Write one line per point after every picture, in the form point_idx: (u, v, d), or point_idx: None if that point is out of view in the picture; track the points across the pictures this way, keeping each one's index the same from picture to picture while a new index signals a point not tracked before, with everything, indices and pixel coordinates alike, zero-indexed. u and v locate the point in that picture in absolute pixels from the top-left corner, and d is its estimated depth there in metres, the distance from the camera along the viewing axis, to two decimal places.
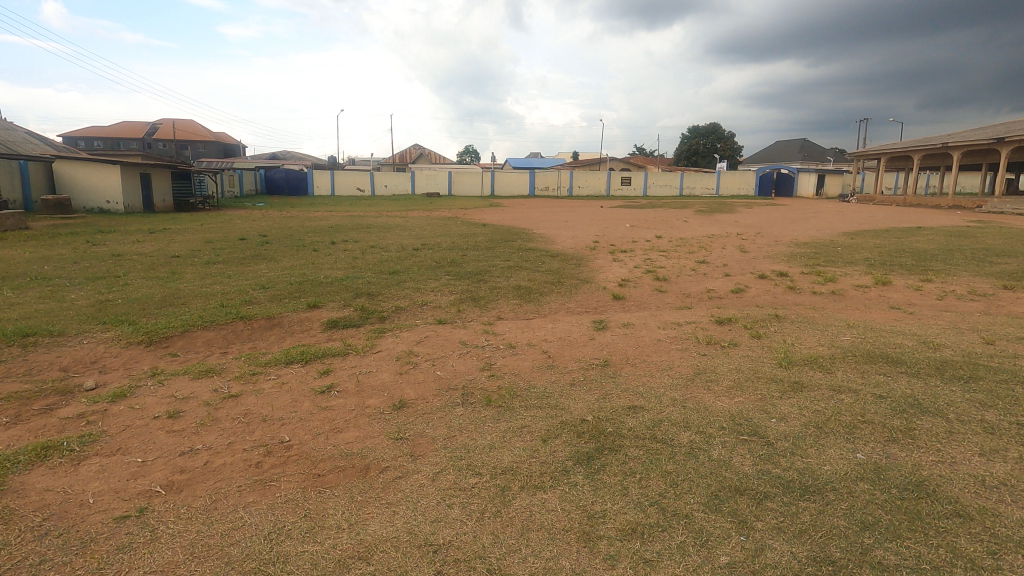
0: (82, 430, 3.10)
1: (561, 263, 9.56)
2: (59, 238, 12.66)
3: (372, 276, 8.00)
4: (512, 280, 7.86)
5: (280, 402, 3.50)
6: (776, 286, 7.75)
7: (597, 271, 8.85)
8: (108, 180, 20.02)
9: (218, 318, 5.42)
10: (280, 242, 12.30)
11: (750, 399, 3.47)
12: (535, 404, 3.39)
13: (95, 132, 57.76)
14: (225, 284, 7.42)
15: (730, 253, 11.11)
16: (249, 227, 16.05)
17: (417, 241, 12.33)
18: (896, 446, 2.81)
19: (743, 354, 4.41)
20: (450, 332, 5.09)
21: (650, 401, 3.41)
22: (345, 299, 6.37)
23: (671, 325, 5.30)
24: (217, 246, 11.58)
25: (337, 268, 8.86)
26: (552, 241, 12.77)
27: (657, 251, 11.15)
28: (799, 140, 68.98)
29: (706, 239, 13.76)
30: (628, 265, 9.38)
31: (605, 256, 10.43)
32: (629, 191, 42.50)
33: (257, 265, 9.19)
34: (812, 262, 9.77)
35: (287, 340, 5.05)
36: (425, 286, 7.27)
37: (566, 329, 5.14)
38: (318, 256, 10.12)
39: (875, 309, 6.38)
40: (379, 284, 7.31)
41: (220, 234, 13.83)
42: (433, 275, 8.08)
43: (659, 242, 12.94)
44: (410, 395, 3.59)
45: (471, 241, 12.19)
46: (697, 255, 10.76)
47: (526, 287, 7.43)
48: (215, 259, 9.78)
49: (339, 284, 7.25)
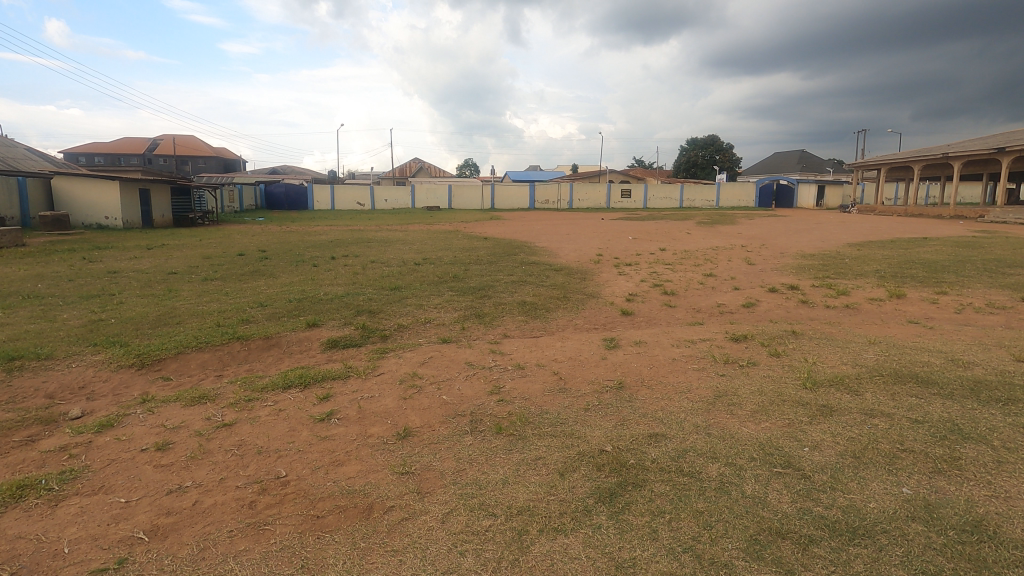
0: (63, 465, 2.89)
1: (567, 277, 9.38)
2: (56, 255, 12.51)
3: (373, 292, 7.82)
4: (517, 295, 7.68)
5: (277, 431, 3.27)
6: (788, 299, 7.56)
7: (603, 285, 8.66)
8: (108, 195, 19.93)
9: (214, 338, 5.23)
10: (279, 257, 12.13)
11: (778, 424, 3.26)
12: (548, 433, 3.17)
13: (96, 149, 57.99)
14: (222, 302, 7.22)
15: (736, 266, 10.93)
16: (249, 242, 15.90)
17: (418, 255, 12.16)
18: (944, 480, 2.59)
19: (763, 374, 4.19)
20: (455, 351, 4.88)
21: (672, 428, 3.19)
22: (345, 317, 6.17)
23: (685, 342, 5.10)
24: (216, 262, 11.41)
25: (337, 284, 8.67)
26: (556, 254, 12.61)
27: (663, 264, 10.98)
28: (798, 151, 69.20)
29: (711, 251, 13.59)
30: (634, 278, 9.21)
31: (611, 269, 10.25)
32: (628, 204, 42.53)
33: (256, 282, 9.00)
34: (821, 274, 9.59)
35: (284, 362, 4.84)
36: (428, 303, 7.07)
37: (576, 347, 4.93)
38: (318, 272, 9.95)
39: (892, 323, 6.18)
40: (380, 301, 7.12)
41: (219, 250, 13.66)
42: (436, 291, 7.89)
43: (663, 254, 12.79)
44: (415, 423, 3.38)
45: (474, 255, 12.03)
46: (704, 268, 10.58)
47: (532, 303, 7.24)
48: (214, 276, 9.60)
49: (339, 302, 7.06)
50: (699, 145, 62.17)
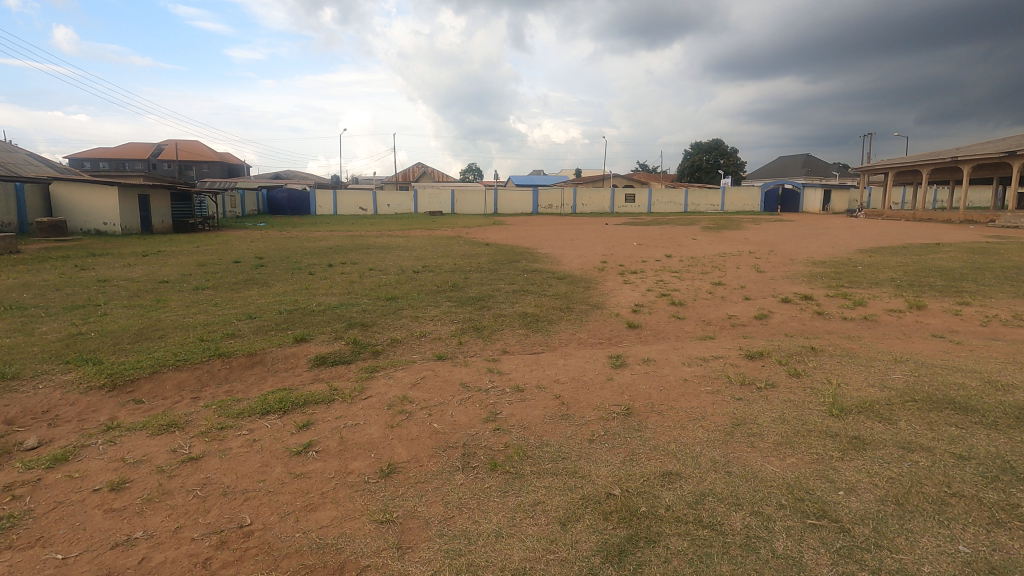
0: (2, 509, 2.57)
1: (570, 286, 9.05)
2: (48, 262, 12.26)
3: (368, 303, 7.51)
4: (518, 306, 7.35)
5: (248, 467, 2.95)
6: (803, 310, 7.19)
7: (608, 295, 8.33)
8: (106, 201, 19.74)
9: (194, 355, 4.91)
10: (276, 265, 11.86)
11: (805, 461, 2.91)
12: (549, 470, 2.84)
13: (100, 154, 58.14)
14: (210, 313, 6.92)
15: (745, 274, 10.57)
16: (246, 249, 15.65)
17: (418, 263, 11.86)
18: (1005, 534, 2.24)
19: (784, 399, 3.85)
20: (449, 370, 4.54)
21: (687, 465, 2.86)
22: (336, 331, 5.85)
23: (696, 360, 4.75)
24: (210, 270, 11.13)
25: (331, 293, 8.37)
26: (559, 261, 12.29)
27: (669, 272, 10.63)
28: (803, 155, 68.77)
29: (718, 258, 13.23)
30: (640, 288, 8.87)
31: (616, 278, 9.92)
32: (632, 208, 42.22)
33: (248, 291, 8.70)
34: (835, 283, 9.21)
35: (267, 382, 4.52)
36: (424, 314, 6.75)
37: (580, 366, 4.59)
38: (313, 281, 9.65)
39: (916, 338, 5.80)
40: (374, 312, 6.80)
41: (215, 257, 13.41)
42: (433, 301, 7.57)
43: (669, 261, 12.44)
44: (401, 457, 3.05)
45: (475, 262, 11.71)
46: (712, 276, 10.22)
47: (533, 315, 6.90)
48: (205, 285, 9.31)
49: (331, 313, 6.75)
50: (703, 149, 61.88)
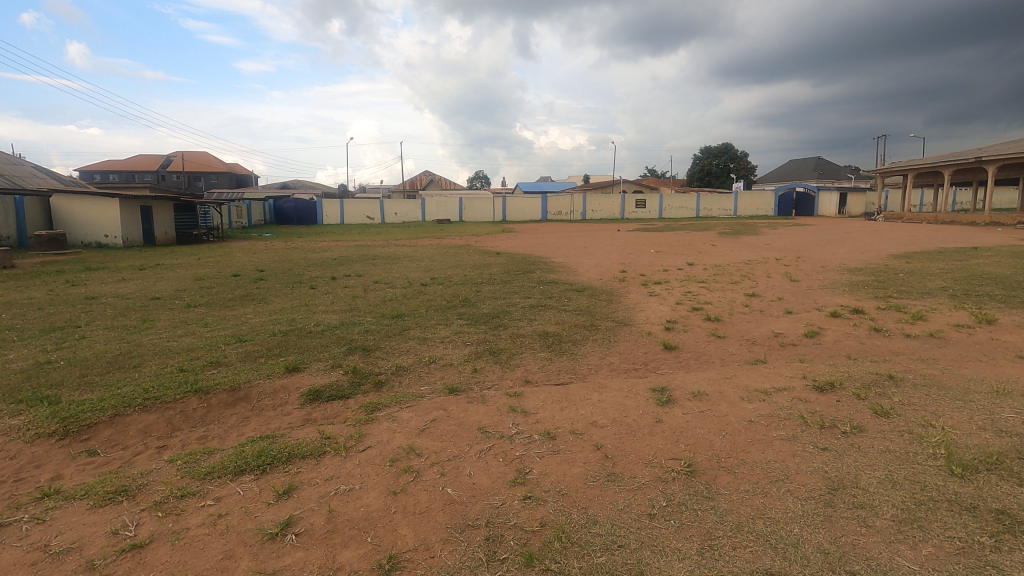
0: None
1: (590, 300, 8.34)
2: (39, 277, 11.71)
3: (371, 321, 6.83)
4: (537, 324, 6.63)
5: (206, 560, 2.25)
6: (857, 326, 6.41)
7: (634, 310, 7.60)
8: (107, 214, 19.28)
9: (166, 390, 4.22)
10: (276, 278, 11.24)
11: (950, 553, 2.16)
12: (603, 569, 2.11)
13: (110, 166, 58.39)
14: (197, 336, 6.26)
15: (778, 284, 9.80)
16: (248, 261, 15.06)
17: (426, 274, 11.17)
18: None
19: (882, 450, 3.09)
20: (464, 409, 3.83)
21: (791, 561, 2.12)
22: (334, 358, 5.16)
23: (757, 393, 4.01)
24: (207, 285, 10.52)
25: (332, 311, 7.71)
26: (575, 271, 11.59)
27: (696, 282, 9.87)
28: (815, 158, 67.76)
29: (744, 266, 12.45)
30: (668, 301, 8.13)
31: (639, 289, 9.18)
32: (643, 214, 41.47)
33: (243, 309, 8.07)
34: (882, 294, 8.40)
35: (250, 425, 3.83)
36: (433, 335, 6.05)
37: (620, 403, 3.86)
38: (314, 296, 9.00)
39: (1002, 360, 5.01)
40: (378, 333, 6.12)
41: (214, 270, 12.81)
42: (443, 319, 6.88)
43: (692, 270, 11.69)
44: (407, 542, 2.34)
45: (486, 273, 11.00)
46: (743, 287, 9.46)
47: (555, 335, 6.19)
48: (198, 301, 8.68)
49: (330, 335, 6.07)
50: (712, 154, 61.05)
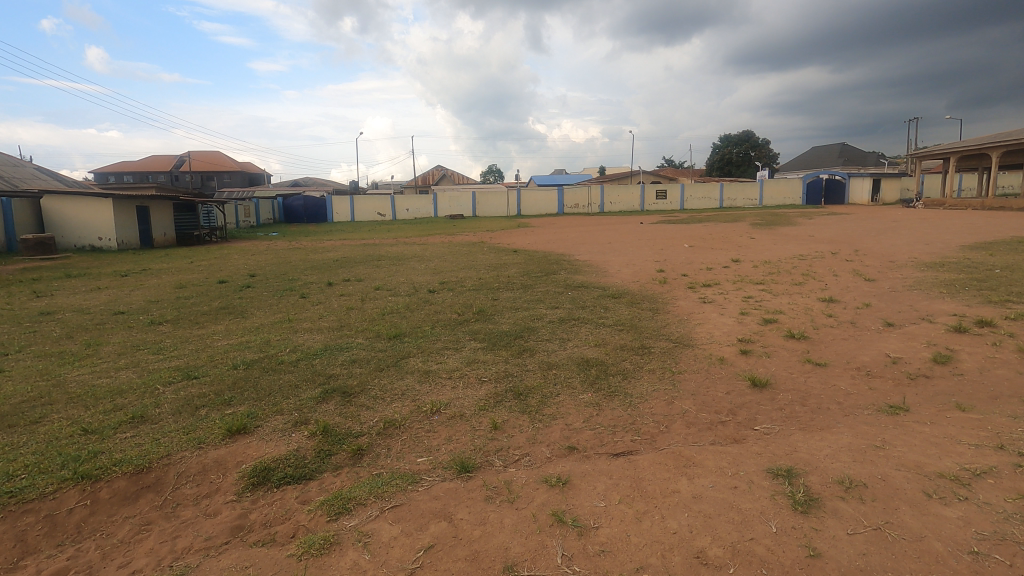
0: None
1: (633, 311, 6.86)
2: (7, 287, 10.52)
3: (361, 344, 5.43)
4: (572, 348, 5.17)
5: None
6: (999, 347, 4.81)
7: (690, 325, 6.11)
8: (99, 214, 18.18)
9: (39, 478, 2.84)
10: (265, 285, 9.93)
11: None
12: None
13: (124, 167, 58.20)
14: (140, 369, 4.91)
15: (854, 285, 8.20)
16: (243, 264, 13.80)
17: (435, 279, 9.76)
18: None
19: None
20: (480, 519, 2.39)
21: None
22: (299, 409, 3.74)
23: (948, 484, 2.50)
24: (185, 294, 9.23)
25: (317, 328, 6.33)
26: (605, 272, 10.10)
27: (753, 285, 8.31)
28: (840, 145, 65.12)
29: (799, 262, 10.84)
30: (730, 311, 6.60)
31: (688, 296, 7.68)
32: (664, 205, 39.73)
33: (215, 327, 6.72)
34: (995, 296, 6.77)
35: (145, 547, 2.43)
36: (439, 366, 4.62)
37: (732, 507, 2.39)
38: (302, 308, 7.65)
39: None
40: (367, 365, 4.70)
41: (201, 276, 11.54)
42: (452, 341, 5.44)
43: (741, 269, 10.14)
44: None
45: (504, 276, 9.55)
46: (813, 290, 7.89)
47: (597, 364, 4.71)
48: (167, 317, 7.38)
49: (304, 368, 4.67)
50: (732, 142, 58.72)
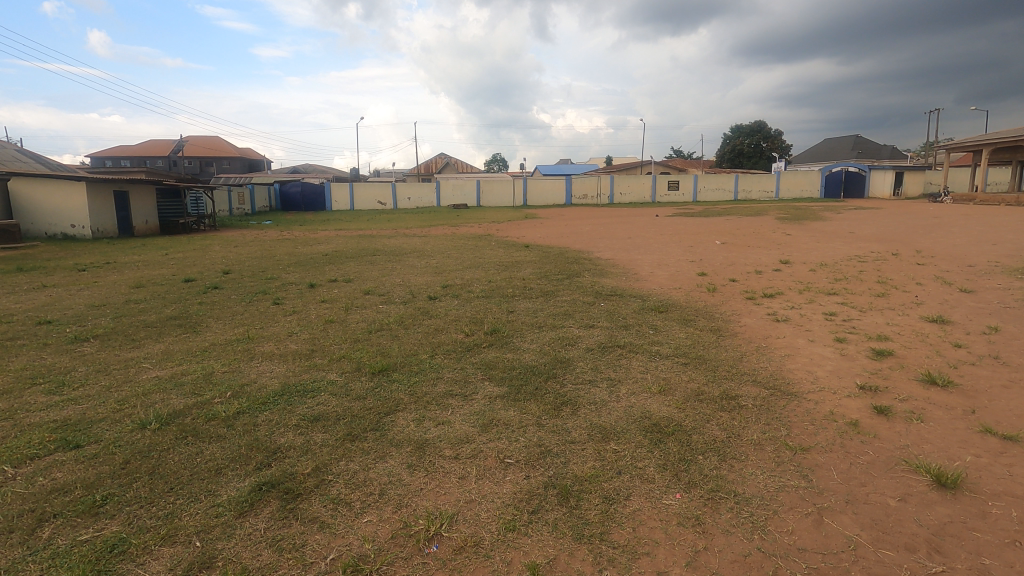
0: None
1: (690, 333, 5.34)
2: None
3: (334, 385, 3.94)
4: (628, 399, 3.65)
5: None
6: None
7: (775, 356, 4.59)
8: (71, 200, 16.66)
9: None
10: (237, 285, 8.45)
11: None
12: None
13: (121, 152, 56.80)
14: (9, 425, 3.41)
15: (954, 298, 6.64)
16: (222, 258, 12.30)
17: (436, 281, 8.22)
18: None
19: None
20: None
21: None
22: (203, 531, 2.24)
23: None
24: (138, 297, 7.75)
25: (282, 354, 4.82)
26: (637, 275, 8.59)
27: (828, 297, 6.77)
28: (856, 136, 62.91)
29: (861, 265, 9.27)
30: (820, 336, 5.08)
31: (751, 312, 6.17)
32: (677, 197, 38.04)
33: (152, 347, 5.22)
34: None
35: None
36: (441, 434, 3.12)
37: None
38: (271, 320, 6.15)
39: None
40: (336, 427, 3.21)
41: (169, 273, 10.04)
42: (457, 382, 3.94)
43: (797, 273, 8.60)
44: None
45: (518, 280, 8.00)
46: (907, 304, 6.35)
47: (672, 431, 3.21)
48: (101, 330, 5.87)
49: (241, 433, 3.16)
50: (744, 132, 56.65)
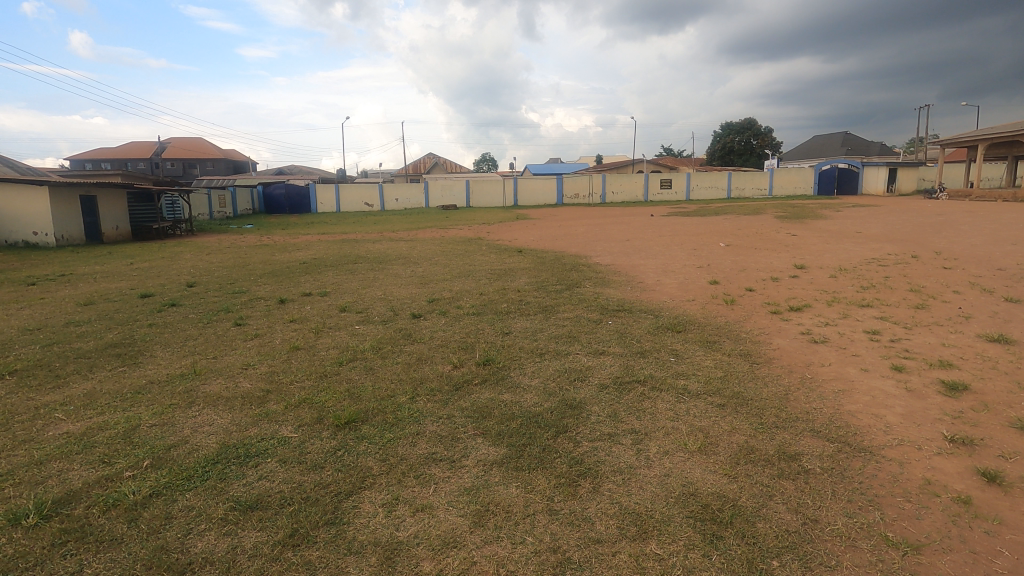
0: None
1: (718, 359, 4.53)
2: None
3: (284, 447, 3.08)
4: (661, 464, 2.83)
5: None
6: None
7: (828, 393, 3.80)
8: (33, 206, 15.60)
9: None
10: (199, 301, 7.55)
11: None
12: None
13: (100, 154, 55.22)
14: None
15: (1003, 309, 5.90)
16: (192, 267, 11.36)
17: (421, 294, 7.37)
18: None
19: None
20: None
21: None
22: None
23: None
24: (84, 317, 6.83)
25: (230, 396, 3.95)
26: (644, 284, 7.79)
27: (862, 310, 6.02)
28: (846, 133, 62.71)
29: (884, 270, 8.54)
30: (873, 364, 4.30)
31: (781, 330, 5.38)
32: (670, 195, 37.41)
33: (76, 387, 4.32)
34: None
35: None
36: (418, 531, 2.28)
37: None
38: (227, 347, 5.27)
39: None
40: (277, 521, 2.36)
41: (128, 287, 9.09)
42: (440, 440, 3.10)
43: (817, 280, 7.85)
44: None
45: (512, 293, 7.17)
46: (954, 318, 5.60)
47: (729, 516, 2.40)
48: (23, 362, 4.96)
49: (146, 534, 2.30)
50: (735, 130, 56.24)
